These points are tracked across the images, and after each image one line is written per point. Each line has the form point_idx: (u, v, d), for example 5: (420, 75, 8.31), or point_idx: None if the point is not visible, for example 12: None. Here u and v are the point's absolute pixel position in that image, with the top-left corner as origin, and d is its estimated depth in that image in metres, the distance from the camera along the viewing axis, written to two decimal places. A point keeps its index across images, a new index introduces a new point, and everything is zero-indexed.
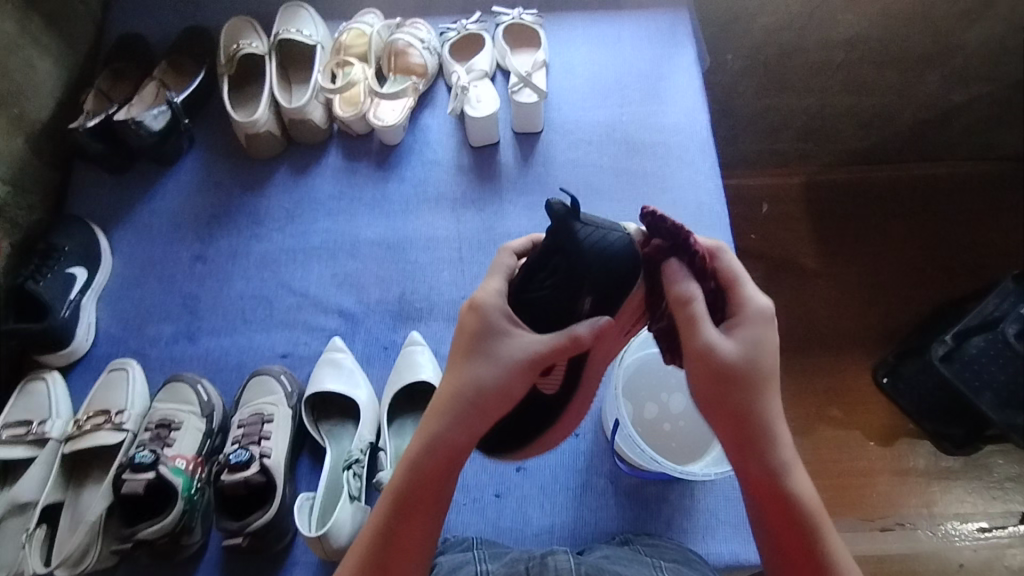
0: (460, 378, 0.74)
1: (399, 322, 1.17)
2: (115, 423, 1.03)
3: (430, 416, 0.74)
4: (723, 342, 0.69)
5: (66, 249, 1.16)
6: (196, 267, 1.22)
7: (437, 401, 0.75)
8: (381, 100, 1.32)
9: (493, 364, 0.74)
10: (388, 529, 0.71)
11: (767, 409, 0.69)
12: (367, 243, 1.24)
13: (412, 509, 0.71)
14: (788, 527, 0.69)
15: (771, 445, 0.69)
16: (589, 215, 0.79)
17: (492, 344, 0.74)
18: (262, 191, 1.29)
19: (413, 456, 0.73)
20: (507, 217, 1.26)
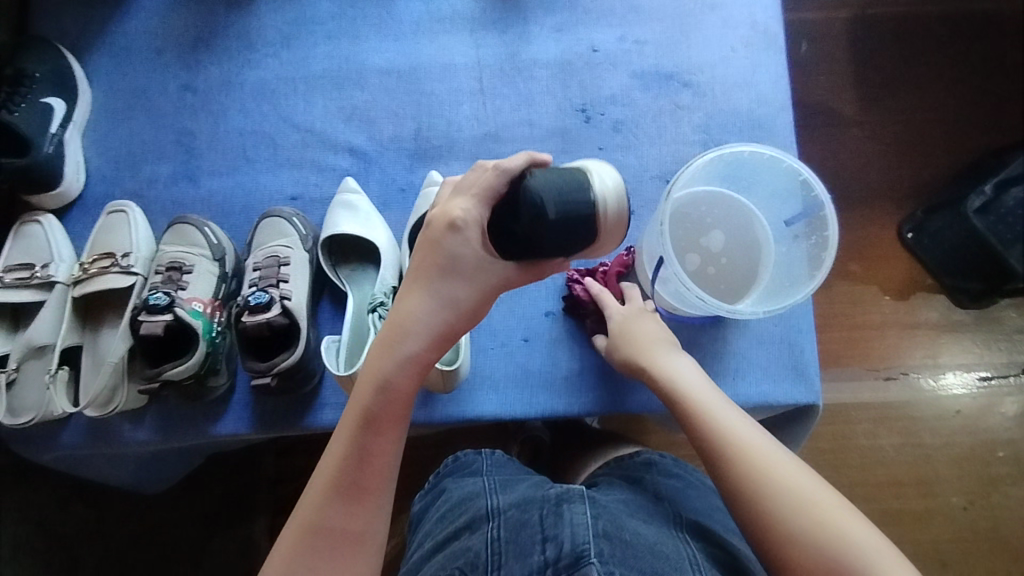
0: (428, 293, 0.68)
1: (417, 161, 1.07)
2: (123, 266, 0.97)
3: (391, 347, 0.69)
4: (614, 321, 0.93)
5: (37, 74, 1.02)
6: (186, 98, 1.09)
7: (400, 322, 0.69)
8: None
9: (463, 281, 0.68)
10: (359, 446, 0.68)
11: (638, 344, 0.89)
12: (376, 70, 1.09)
13: (381, 424, 0.69)
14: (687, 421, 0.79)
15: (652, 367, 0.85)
16: (564, 196, 0.66)
17: (461, 268, 0.67)
18: (250, 8, 1.11)
19: (381, 380, 0.68)
20: (532, 40, 1.10)
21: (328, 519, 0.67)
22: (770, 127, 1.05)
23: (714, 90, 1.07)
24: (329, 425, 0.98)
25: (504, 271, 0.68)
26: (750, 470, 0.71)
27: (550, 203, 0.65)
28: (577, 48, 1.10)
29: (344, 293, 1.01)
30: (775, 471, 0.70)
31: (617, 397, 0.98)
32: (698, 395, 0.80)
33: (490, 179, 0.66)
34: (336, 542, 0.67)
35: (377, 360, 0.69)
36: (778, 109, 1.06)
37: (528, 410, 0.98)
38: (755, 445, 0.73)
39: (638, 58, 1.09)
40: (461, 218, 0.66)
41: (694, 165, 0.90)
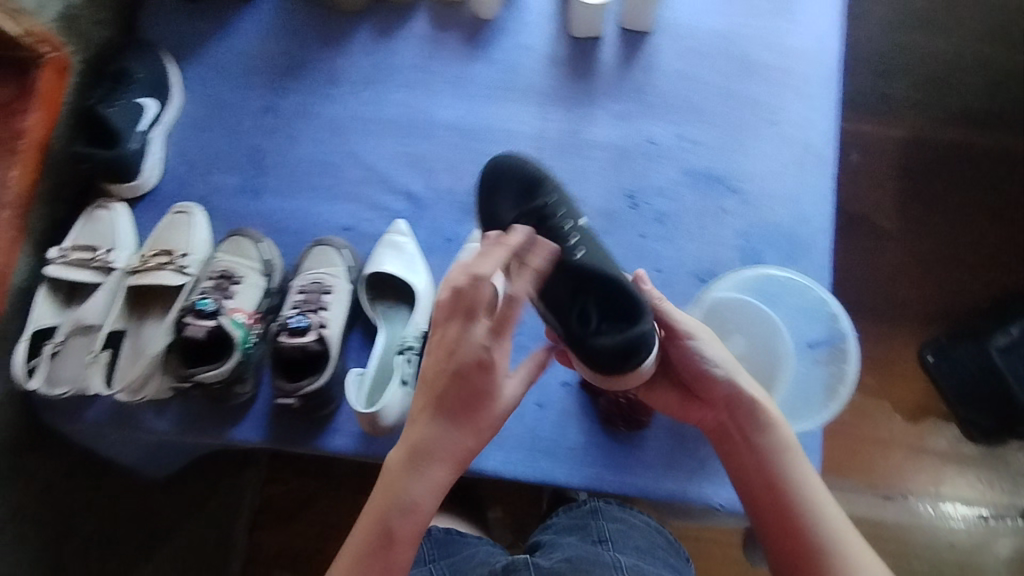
0: (435, 426, 0.78)
1: (467, 215, 1.12)
2: (179, 265, 1.02)
3: (397, 482, 0.78)
4: (700, 342, 0.85)
5: (138, 75, 1.10)
6: (265, 119, 1.16)
7: (413, 460, 0.78)
8: None
9: (480, 421, 0.79)
10: (372, 553, 0.77)
11: (737, 393, 0.84)
12: (444, 125, 1.16)
13: (393, 537, 0.77)
14: (773, 494, 0.82)
15: (756, 418, 0.83)
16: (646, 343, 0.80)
17: (469, 419, 0.79)
18: (340, 47, 1.19)
19: (400, 493, 0.78)
20: (596, 123, 1.16)
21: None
22: (807, 244, 1.09)
23: (760, 200, 1.12)
24: (337, 450, 1.02)
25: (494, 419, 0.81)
26: (840, 561, 0.76)
27: (635, 341, 0.80)
28: (636, 137, 1.15)
29: (375, 327, 1.05)
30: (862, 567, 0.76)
31: (614, 478, 1.01)
32: (796, 466, 0.82)
33: (502, 309, 0.75)
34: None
35: (397, 465, 0.79)
36: (818, 229, 1.10)
37: (528, 473, 1.01)
38: (845, 532, 0.79)
39: (691, 157, 1.14)
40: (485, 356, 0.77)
41: (741, 272, 1.00)
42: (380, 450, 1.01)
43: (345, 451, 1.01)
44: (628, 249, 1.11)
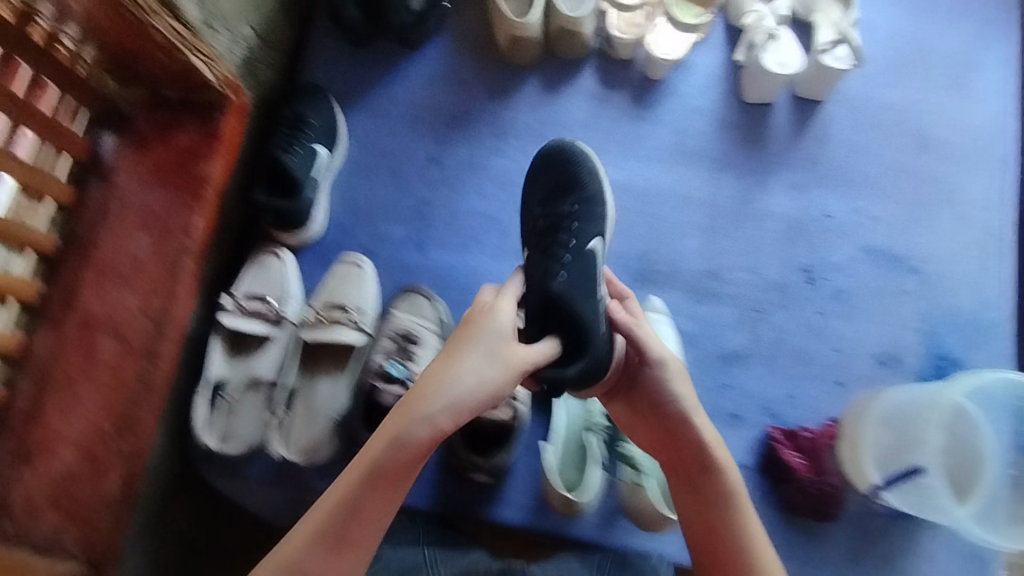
0: (443, 376, 0.70)
1: (639, 282, 1.09)
2: (354, 322, 0.99)
3: (410, 410, 0.70)
4: (669, 375, 0.81)
5: (314, 123, 1.07)
6: (432, 170, 1.13)
7: (434, 385, 0.70)
8: (664, 27, 1.12)
9: (477, 369, 0.70)
10: (354, 499, 0.70)
11: (700, 435, 0.80)
12: (614, 187, 1.13)
13: (378, 483, 0.70)
14: (707, 529, 0.79)
15: (718, 475, 0.79)
16: (585, 371, 0.78)
17: (507, 353, 0.72)
18: (508, 100, 1.16)
19: (396, 435, 0.70)
20: (769, 193, 1.13)
21: (309, 560, 0.69)
22: (991, 331, 1.07)
23: (941, 282, 1.09)
24: (507, 523, 0.99)
25: (503, 387, 0.70)
26: None
27: (575, 372, 0.78)
28: (811, 210, 1.12)
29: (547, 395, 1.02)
30: None
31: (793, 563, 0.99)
32: (740, 508, 0.78)
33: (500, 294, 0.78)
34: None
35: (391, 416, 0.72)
36: (1000, 318, 1.07)
37: None
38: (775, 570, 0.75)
39: (866, 233, 1.12)
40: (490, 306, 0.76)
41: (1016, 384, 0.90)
42: (554, 525, 0.98)
43: (518, 523, 0.98)
44: (805, 327, 1.08)
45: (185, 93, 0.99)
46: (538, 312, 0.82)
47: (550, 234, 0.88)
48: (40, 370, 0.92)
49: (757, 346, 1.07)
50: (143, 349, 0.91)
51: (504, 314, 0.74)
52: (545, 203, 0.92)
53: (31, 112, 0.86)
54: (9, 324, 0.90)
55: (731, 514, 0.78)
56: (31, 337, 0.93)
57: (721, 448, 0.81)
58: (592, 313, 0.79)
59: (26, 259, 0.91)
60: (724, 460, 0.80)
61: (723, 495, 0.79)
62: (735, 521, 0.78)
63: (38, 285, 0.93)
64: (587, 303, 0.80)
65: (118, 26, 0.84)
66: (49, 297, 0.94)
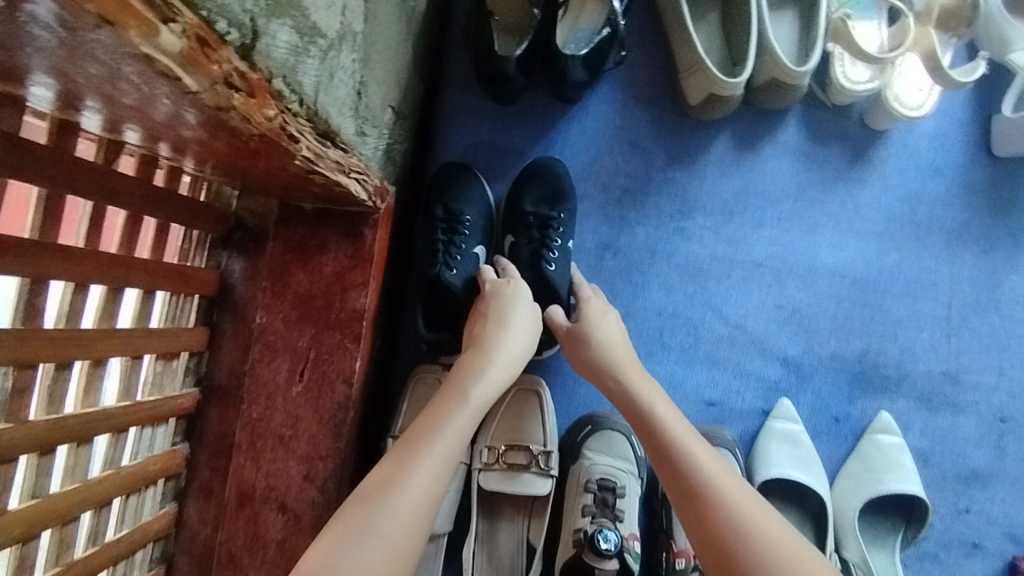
0: (492, 331, 0.77)
1: (859, 390, 0.92)
2: (543, 468, 0.85)
3: (484, 356, 0.74)
4: (588, 326, 0.80)
5: (469, 221, 0.89)
6: (604, 259, 0.95)
7: (494, 335, 0.77)
8: (904, 71, 0.91)
9: (521, 326, 0.78)
10: (449, 420, 0.67)
11: (623, 373, 0.75)
12: (826, 272, 0.94)
13: (470, 406, 0.69)
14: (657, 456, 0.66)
15: (651, 411, 0.70)
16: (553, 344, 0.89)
17: (534, 316, 0.80)
18: (693, 166, 0.95)
19: (477, 370, 0.72)
20: (1019, 271, 0.92)
21: (411, 479, 0.61)
22: None
23: None
24: None
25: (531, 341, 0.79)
26: (728, 517, 0.58)
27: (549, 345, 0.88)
28: None
29: None
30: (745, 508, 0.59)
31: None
32: (672, 425, 0.67)
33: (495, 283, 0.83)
34: (401, 507, 0.59)
35: (456, 366, 0.74)
36: None
37: None
38: (722, 476, 0.62)
39: None
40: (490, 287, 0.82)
41: None
42: None
43: None
44: None
45: (325, 204, 0.81)
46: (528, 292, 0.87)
47: (542, 230, 0.88)
48: (198, 547, 0.81)
49: (1003, 465, 0.90)
50: (314, 524, 0.79)
51: (522, 285, 0.83)
52: (536, 204, 0.90)
53: (162, 273, 0.69)
54: (158, 505, 0.78)
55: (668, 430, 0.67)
56: (182, 508, 0.81)
57: (651, 386, 0.73)
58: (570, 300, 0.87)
59: (167, 428, 0.77)
60: (651, 398, 0.71)
61: (654, 417, 0.69)
62: (671, 437, 0.66)
63: (182, 452, 0.80)
64: (567, 286, 0.87)
65: (270, 167, 0.64)
66: (195, 461, 0.81)
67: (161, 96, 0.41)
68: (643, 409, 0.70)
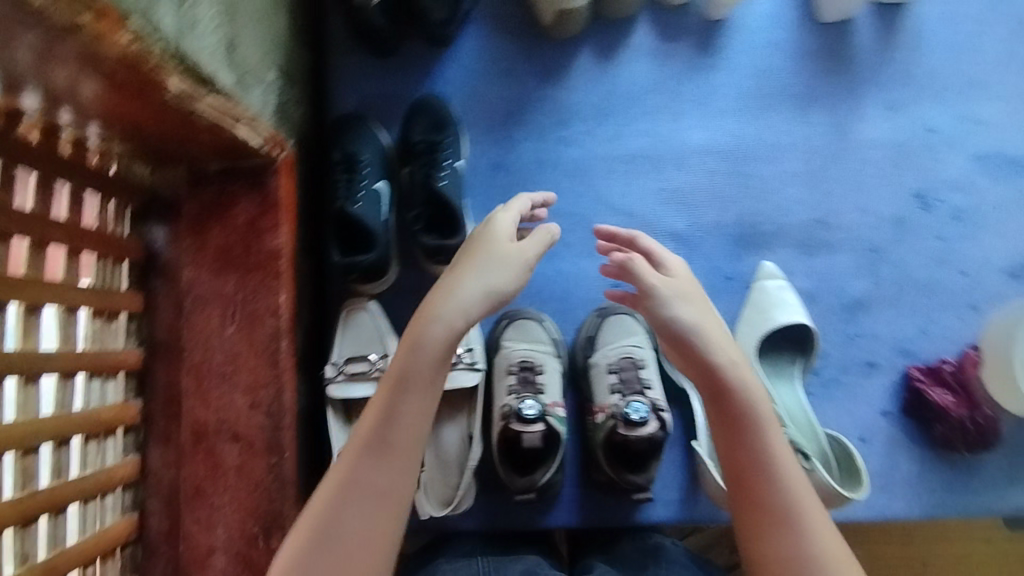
0: (451, 283, 0.72)
1: (743, 248, 1.02)
2: (468, 362, 0.93)
3: (431, 310, 0.70)
4: (673, 289, 0.72)
5: (366, 159, 0.98)
6: (498, 175, 1.05)
7: (446, 289, 0.71)
8: None
9: (483, 271, 0.72)
10: (388, 403, 0.66)
11: (717, 360, 0.68)
12: (697, 151, 1.04)
13: (410, 384, 0.67)
14: (737, 457, 0.65)
15: (746, 400, 0.66)
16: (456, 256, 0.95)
17: (504, 255, 0.74)
18: (562, 80, 1.05)
19: (414, 338, 0.68)
20: (863, 118, 1.03)
21: (361, 475, 0.63)
22: None
23: None
24: (660, 522, 0.95)
25: (473, 302, 0.70)
26: (797, 537, 0.61)
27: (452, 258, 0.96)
28: (913, 127, 1.02)
29: (679, 391, 0.97)
30: (821, 538, 0.60)
31: (954, 500, 0.96)
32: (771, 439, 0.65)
33: (478, 233, 0.78)
34: (368, 497, 0.63)
35: (408, 328, 0.70)
36: None
37: (864, 512, 0.95)
38: (810, 502, 0.62)
39: (978, 140, 1.02)
40: (481, 226, 0.79)
41: None
42: (706, 514, 0.95)
43: (671, 521, 0.95)
44: (928, 256, 1.00)
45: (228, 162, 0.91)
46: (426, 210, 0.95)
47: (429, 154, 0.97)
48: (167, 488, 0.89)
49: (881, 289, 1.00)
50: (266, 445, 0.88)
51: (499, 231, 0.77)
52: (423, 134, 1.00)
53: (83, 234, 0.78)
54: (122, 453, 0.86)
55: (764, 437, 0.65)
56: (146, 457, 0.90)
57: (745, 365, 0.69)
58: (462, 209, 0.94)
59: (118, 383, 0.86)
60: (747, 386, 0.67)
61: (749, 418, 0.66)
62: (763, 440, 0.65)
63: (137, 405, 0.88)
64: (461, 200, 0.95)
65: (158, 118, 0.73)
66: (151, 413, 0.90)
67: (19, 31, 0.51)
68: (735, 411, 0.66)
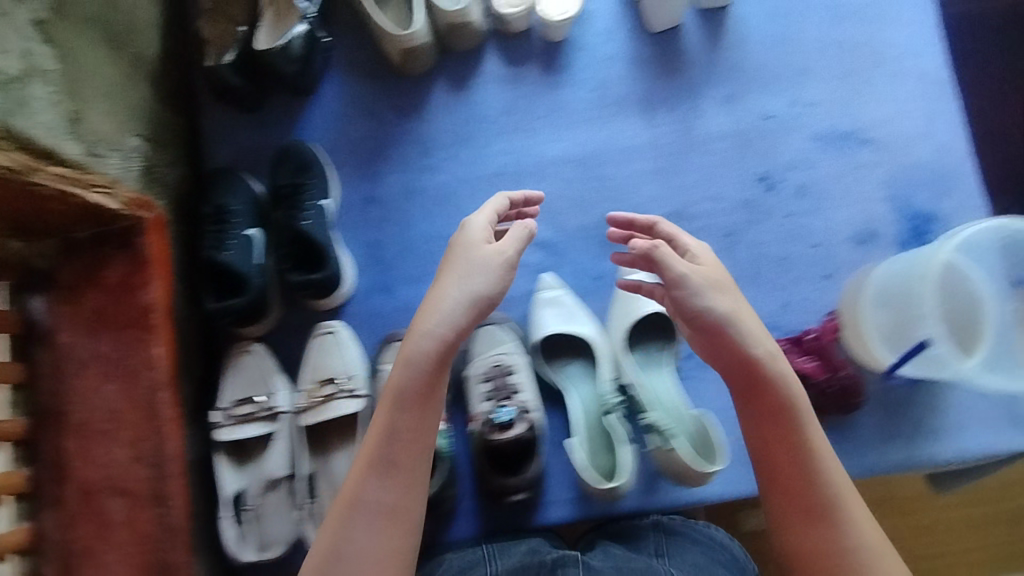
0: (443, 290, 0.76)
1: (607, 248, 1.07)
2: (347, 390, 0.97)
3: (415, 325, 0.75)
4: (709, 279, 0.76)
5: (236, 209, 1.03)
6: (370, 209, 1.10)
7: (432, 302, 0.75)
8: None
9: (468, 279, 0.76)
10: (389, 423, 0.74)
11: (754, 356, 0.73)
12: (553, 163, 1.10)
13: (407, 404, 0.74)
14: (784, 450, 0.74)
15: (785, 393, 0.73)
16: (326, 287, 0.99)
17: (477, 259, 0.77)
18: (421, 113, 1.12)
19: (404, 357, 0.75)
20: (704, 114, 1.09)
21: (366, 494, 0.73)
22: (952, 178, 1.05)
23: (893, 145, 1.07)
24: (556, 522, 0.97)
25: (458, 311, 0.75)
26: (834, 525, 0.71)
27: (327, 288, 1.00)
28: (750, 116, 1.09)
29: (559, 391, 1.00)
30: (857, 523, 0.71)
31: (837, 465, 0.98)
32: (813, 436, 0.74)
33: (469, 236, 0.80)
34: (372, 513, 0.72)
35: (404, 345, 0.75)
36: (959, 161, 1.06)
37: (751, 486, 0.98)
38: (844, 490, 0.73)
39: (813, 120, 1.08)
40: (466, 227, 0.81)
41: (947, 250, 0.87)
42: (600, 509, 0.97)
43: (567, 520, 0.96)
44: (779, 234, 1.06)
45: (99, 227, 0.95)
46: (294, 249, 1.00)
47: (293, 197, 1.02)
48: (58, 552, 0.90)
49: (740, 270, 1.05)
50: (153, 496, 0.90)
51: (467, 237, 0.79)
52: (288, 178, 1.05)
53: None
54: (10, 521, 0.88)
55: (803, 432, 0.74)
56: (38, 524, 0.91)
57: (781, 356, 0.75)
58: (327, 242, 0.99)
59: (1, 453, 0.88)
60: (784, 380, 0.74)
61: (792, 413, 0.73)
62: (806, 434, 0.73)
63: (23, 472, 0.90)
64: (326, 236, 0.99)
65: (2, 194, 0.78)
66: (39, 480, 0.91)
67: None
68: (783, 407, 0.73)
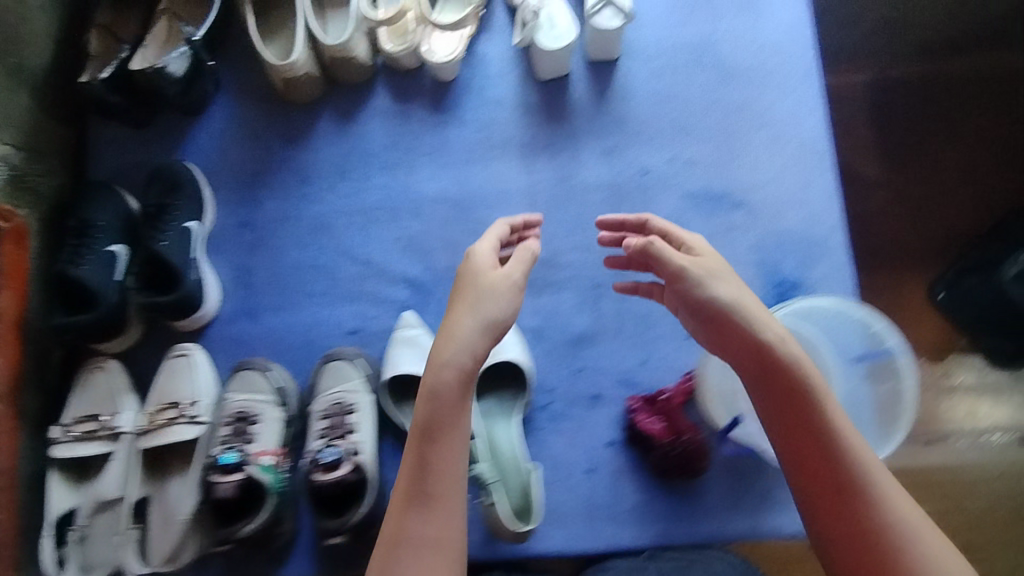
0: (469, 313, 0.73)
1: None
2: (188, 415, 0.96)
3: (439, 352, 0.71)
4: (706, 272, 0.75)
5: (101, 224, 1.03)
6: (245, 233, 1.10)
7: (447, 332, 0.72)
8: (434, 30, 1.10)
9: (485, 299, 0.74)
10: (420, 456, 0.70)
11: (765, 337, 0.71)
12: (430, 200, 1.10)
13: (438, 434, 0.70)
14: (808, 435, 0.69)
15: (798, 377, 0.69)
16: (182, 309, 1.00)
17: (485, 285, 0.75)
18: (306, 142, 1.12)
19: (428, 388, 0.70)
20: (583, 164, 1.10)
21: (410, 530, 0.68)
22: (822, 247, 1.05)
23: (765, 209, 1.07)
24: None
25: (483, 337, 0.72)
26: (880, 510, 0.65)
27: (184, 309, 1.00)
28: (628, 170, 1.10)
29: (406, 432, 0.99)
30: (900, 508, 0.65)
31: (678, 529, 0.97)
32: (840, 423, 0.69)
33: (478, 261, 0.78)
34: (424, 549, 0.68)
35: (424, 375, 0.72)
36: (831, 230, 1.06)
37: (589, 543, 0.97)
38: (882, 473, 0.67)
39: (689, 178, 1.09)
40: (474, 255, 0.78)
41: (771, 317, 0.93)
42: None
43: None
44: None
45: None
46: (150, 269, 0.99)
47: (157, 216, 1.02)
48: None
49: (604, 323, 1.05)
50: None
51: (480, 261, 0.78)
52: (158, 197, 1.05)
53: None
54: None
55: (826, 415, 0.69)
56: None
57: (791, 339, 0.72)
58: (185, 263, 1.00)
59: None
60: (800, 360, 0.70)
61: (808, 392, 0.69)
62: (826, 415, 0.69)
63: None
64: (184, 258, 1.00)
65: None
66: None
67: None
68: (801, 387, 0.70)
